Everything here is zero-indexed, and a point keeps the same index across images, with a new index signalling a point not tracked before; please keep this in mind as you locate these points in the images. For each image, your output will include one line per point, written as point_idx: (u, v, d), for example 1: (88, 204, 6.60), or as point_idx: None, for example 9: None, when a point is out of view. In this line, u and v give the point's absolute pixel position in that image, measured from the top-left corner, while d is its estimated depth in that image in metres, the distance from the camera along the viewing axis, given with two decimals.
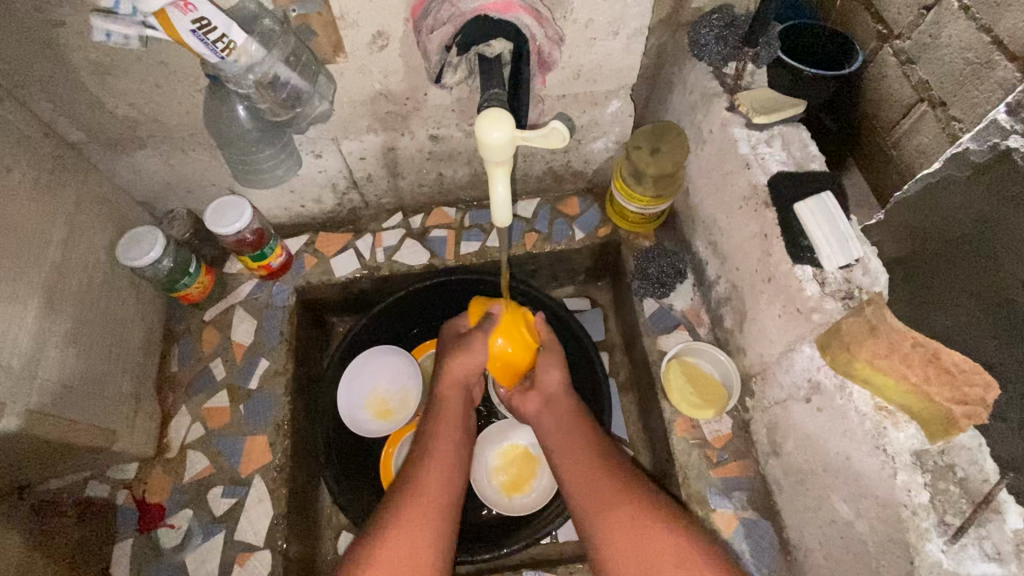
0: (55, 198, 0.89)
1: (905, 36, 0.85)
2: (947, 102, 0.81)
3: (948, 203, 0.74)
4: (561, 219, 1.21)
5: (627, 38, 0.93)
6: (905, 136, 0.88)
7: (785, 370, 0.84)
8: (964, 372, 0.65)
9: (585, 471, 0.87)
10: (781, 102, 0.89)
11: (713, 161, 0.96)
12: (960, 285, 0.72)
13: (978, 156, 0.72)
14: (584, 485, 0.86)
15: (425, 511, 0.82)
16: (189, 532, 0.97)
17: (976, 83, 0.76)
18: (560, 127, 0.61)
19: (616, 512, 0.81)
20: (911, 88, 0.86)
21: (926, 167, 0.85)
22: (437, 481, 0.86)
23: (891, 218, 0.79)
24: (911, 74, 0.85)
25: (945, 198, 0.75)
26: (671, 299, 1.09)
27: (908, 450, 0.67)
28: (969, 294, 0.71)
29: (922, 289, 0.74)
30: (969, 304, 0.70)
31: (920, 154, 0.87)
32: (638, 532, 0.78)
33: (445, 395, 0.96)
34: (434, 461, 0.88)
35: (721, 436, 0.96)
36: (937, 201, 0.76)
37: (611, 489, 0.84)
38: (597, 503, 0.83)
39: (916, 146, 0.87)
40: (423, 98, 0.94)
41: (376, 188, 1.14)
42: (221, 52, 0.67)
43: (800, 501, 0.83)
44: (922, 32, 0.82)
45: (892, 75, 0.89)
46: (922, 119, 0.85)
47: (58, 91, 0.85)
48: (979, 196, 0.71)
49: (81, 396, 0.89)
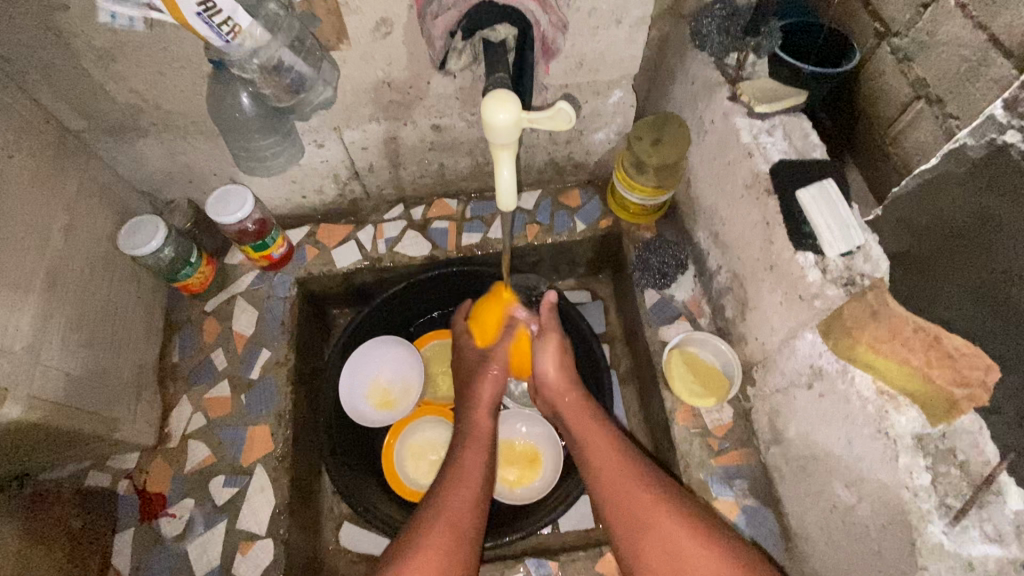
0: (56, 184, 0.88)
1: (902, 34, 0.85)
2: (944, 99, 0.81)
3: (949, 196, 0.73)
4: (563, 211, 1.21)
5: (629, 27, 0.93)
6: (902, 133, 0.88)
7: (787, 357, 0.85)
8: (964, 355, 0.63)
9: (612, 477, 0.83)
10: (779, 92, 0.90)
11: (715, 151, 0.97)
12: (960, 277, 0.70)
13: (975, 151, 0.70)
14: (613, 491, 0.82)
15: (448, 528, 0.79)
16: (191, 521, 0.97)
17: (974, 81, 0.75)
18: (566, 108, 0.62)
19: (650, 520, 0.77)
20: (909, 86, 0.85)
21: (924, 164, 0.85)
22: (460, 496, 0.83)
23: (889, 213, 0.80)
24: (908, 72, 0.85)
25: (944, 193, 0.74)
26: (672, 290, 1.09)
27: (909, 433, 0.68)
28: (968, 289, 0.69)
29: (926, 281, 0.73)
30: (966, 300, 0.69)
31: (918, 150, 0.86)
32: (674, 544, 0.75)
33: (466, 413, 0.97)
34: (458, 476, 0.86)
35: (722, 425, 0.96)
36: (936, 195, 0.74)
37: (642, 495, 0.80)
38: (627, 511, 0.80)
39: (913, 143, 0.87)
40: (426, 86, 0.94)
41: (377, 179, 1.14)
42: (226, 35, 0.67)
43: (802, 488, 0.84)
44: (920, 30, 0.82)
45: (890, 72, 0.88)
46: (919, 116, 0.85)
47: (60, 77, 0.84)
48: (978, 191, 0.69)
49: (82, 384, 0.89)
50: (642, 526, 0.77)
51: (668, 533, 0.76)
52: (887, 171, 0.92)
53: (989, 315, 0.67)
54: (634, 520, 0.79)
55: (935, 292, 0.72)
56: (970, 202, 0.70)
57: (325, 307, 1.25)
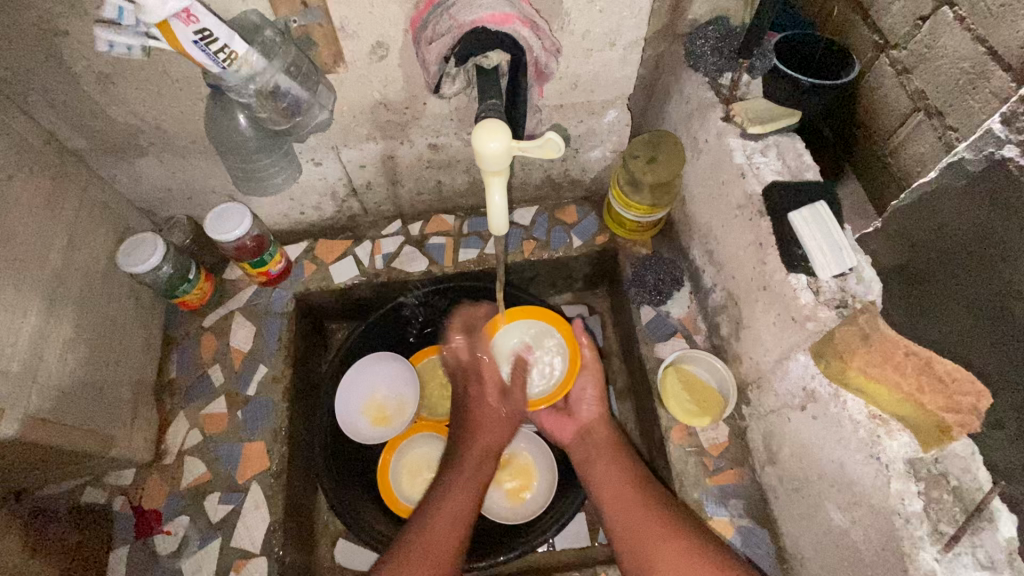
0: (56, 204, 0.89)
1: (901, 47, 0.86)
2: (943, 112, 0.81)
3: (945, 211, 0.74)
4: (559, 227, 1.22)
5: (623, 49, 0.94)
6: (901, 145, 0.89)
7: (781, 378, 0.85)
8: (955, 379, 0.65)
9: (615, 503, 0.87)
10: (775, 113, 0.91)
11: (710, 170, 0.97)
12: (960, 292, 0.71)
13: (974, 165, 0.71)
14: (619, 516, 0.85)
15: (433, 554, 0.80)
16: (186, 538, 0.97)
17: (972, 92, 0.76)
18: (555, 138, 0.63)
19: (652, 545, 0.79)
20: (908, 98, 0.86)
21: (923, 176, 0.86)
22: (449, 523, 0.84)
23: (888, 226, 0.80)
24: (907, 84, 0.86)
25: (942, 208, 0.74)
26: (668, 307, 1.10)
27: (901, 458, 0.67)
28: (967, 304, 0.70)
29: (926, 296, 0.73)
30: (967, 315, 0.69)
31: (917, 162, 0.87)
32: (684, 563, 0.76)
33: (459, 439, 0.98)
34: (451, 499, 0.88)
35: (718, 444, 0.96)
36: (934, 211, 0.75)
37: (648, 517, 0.82)
38: (636, 536, 0.81)
39: (912, 155, 0.88)
40: (422, 107, 0.95)
41: (375, 197, 1.16)
42: (222, 62, 0.68)
43: (796, 509, 0.83)
44: (918, 43, 0.83)
45: (889, 84, 0.89)
46: (918, 128, 0.85)
47: (60, 100, 0.85)
48: (974, 206, 0.70)
49: (79, 401, 0.89)
50: (646, 544, 0.80)
51: (676, 554, 0.77)
52: (888, 186, 0.92)
53: (985, 331, 0.67)
54: (640, 543, 0.81)
55: (934, 310, 0.72)
56: (968, 217, 0.71)
57: (323, 321, 1.26)
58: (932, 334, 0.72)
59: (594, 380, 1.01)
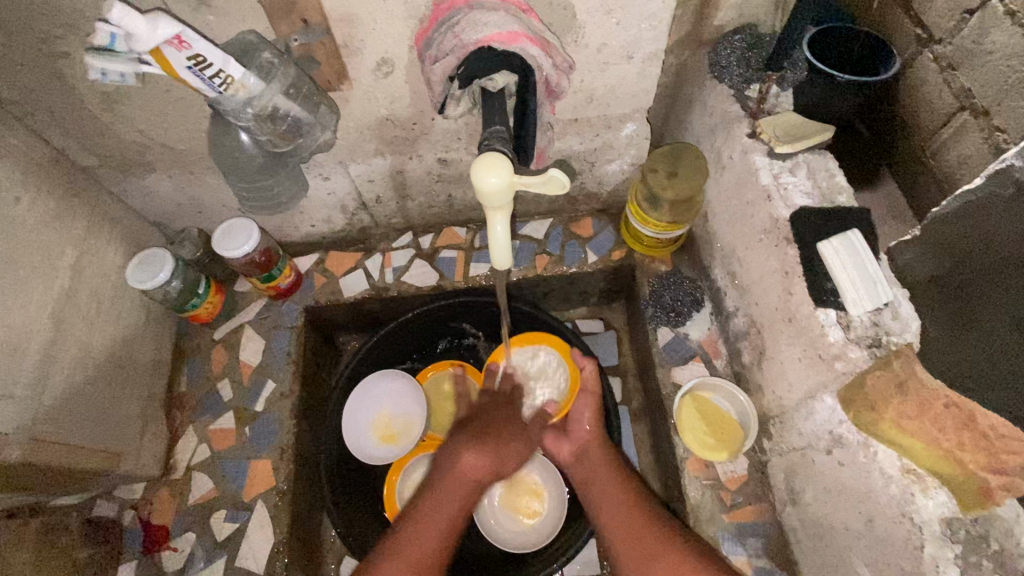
0: (65, 224, 0.89)
1: (946, 41, 0.78)
2: (991, 111, 0.74)
3: (987, 222, 0.65)
4: (573, 242, 1.18)
5: (642, 62, 0.89)
6: (943, 147, 0.82)
7: (806, 418, 0.79)
8: (1001, 438, 0.58)
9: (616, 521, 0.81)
10: (807, 128, 0.85)
11: (733, 188, 0.91)
12: (1000, 310, 0.62)
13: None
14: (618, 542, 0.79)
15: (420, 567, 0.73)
16: (192, 556, 0.97)
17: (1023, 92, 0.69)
18: (558, 175, 0.60)
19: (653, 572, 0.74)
20: (952, 96, 0.79)
21: (969, 181, 0.78)
22: (436, 531, 0.77)
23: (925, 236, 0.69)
24: (952, 81, 0.79)
25: (985, 217, 0.65)
26: (686, 329, 1.04)
27: (938, 519, 0.62)
28: (1013, 318, 0.60)
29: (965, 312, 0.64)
30: (1014, 331, 0.60)
31: (960, 165, 0.80)
32: None
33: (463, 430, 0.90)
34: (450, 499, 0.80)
35: (735, 478, 0.91)
36: (974, 219, 0.66)
37: (647, 540, 0.77)
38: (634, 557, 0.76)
39: (956, 156, 0.81)
40: (430, 123, 0.92)
41: (385, 210, 1.13)
42: (218, 87, 0.65)
43: (819, 556, 0.79)
44: (965, 38, 0.75)
45: (932, 81, 0.82)
46: (962, 129, 0.79)
47: (66, 119, 0.85)
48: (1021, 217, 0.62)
49: (84, 421, 0.89)
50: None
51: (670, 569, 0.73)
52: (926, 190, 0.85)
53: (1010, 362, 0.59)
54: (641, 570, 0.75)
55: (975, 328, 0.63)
56: (1006, 230, 0.63)
57: (333, 333, 1.24)
58: (964, 359, 0.62)
59: (591, 402, 0.95)
